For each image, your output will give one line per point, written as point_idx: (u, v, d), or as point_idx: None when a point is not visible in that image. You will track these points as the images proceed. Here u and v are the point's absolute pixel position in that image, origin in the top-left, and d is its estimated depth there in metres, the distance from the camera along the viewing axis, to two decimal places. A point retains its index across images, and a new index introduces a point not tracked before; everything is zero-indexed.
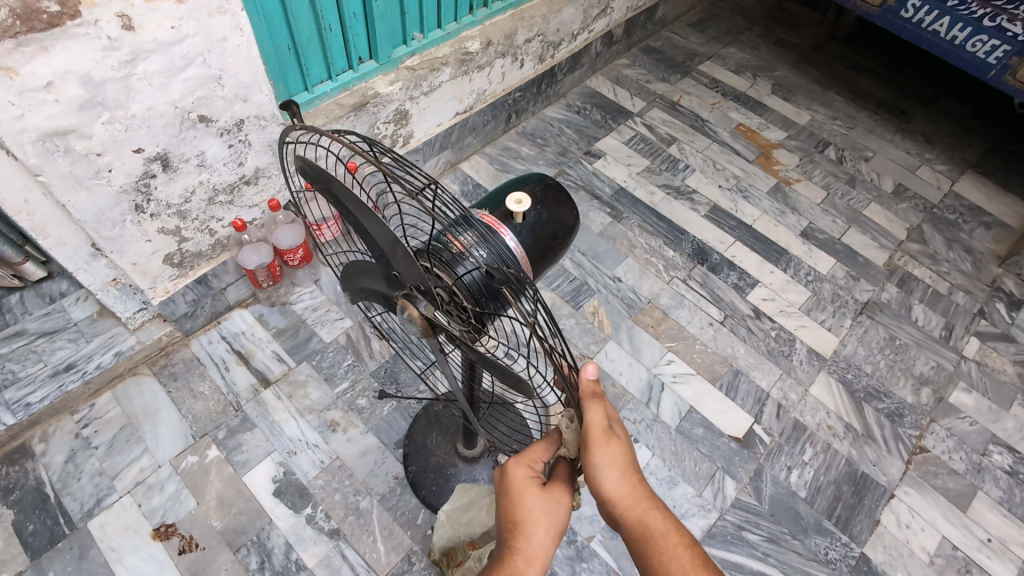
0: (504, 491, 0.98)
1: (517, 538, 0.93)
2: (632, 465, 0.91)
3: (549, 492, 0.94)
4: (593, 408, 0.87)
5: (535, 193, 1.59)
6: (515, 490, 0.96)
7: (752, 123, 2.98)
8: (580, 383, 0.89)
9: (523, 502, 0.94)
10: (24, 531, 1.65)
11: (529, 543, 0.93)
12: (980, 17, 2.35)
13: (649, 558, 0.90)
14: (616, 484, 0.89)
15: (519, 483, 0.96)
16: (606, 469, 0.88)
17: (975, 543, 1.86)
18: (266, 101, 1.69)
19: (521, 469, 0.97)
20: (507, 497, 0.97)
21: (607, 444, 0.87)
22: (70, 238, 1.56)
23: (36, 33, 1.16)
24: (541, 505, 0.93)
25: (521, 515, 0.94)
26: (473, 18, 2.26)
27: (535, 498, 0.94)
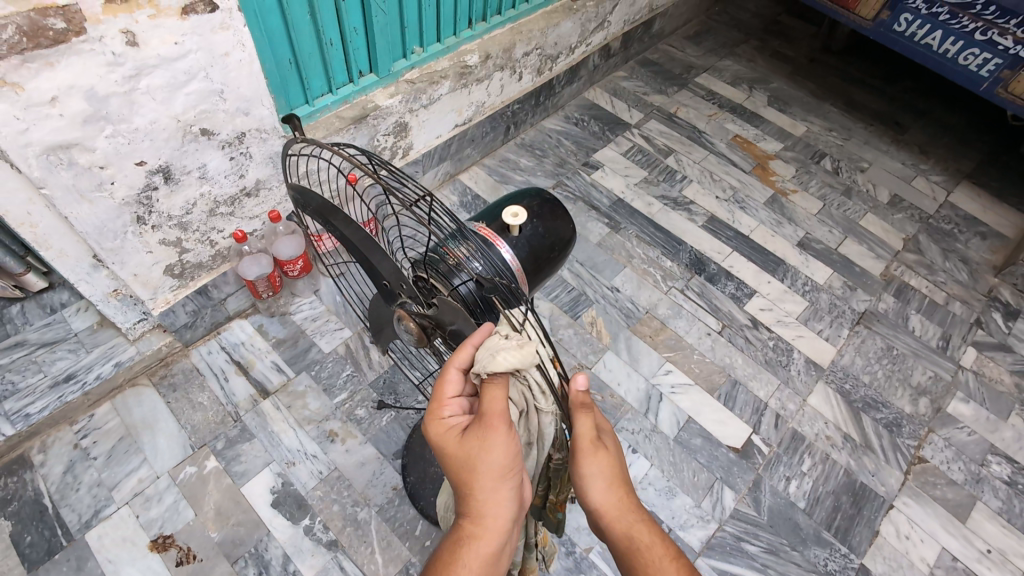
0: (435, 451, 0.92)
1: (464, 502, 0.88)
2: (621, 476, 0.92)
3: (468, 444, 0.86)
4: (582, 419, 0.87)
5: (532, 207, 1.61)
6: (444, 449, 0.90)
7: (748, 134, 3.01)
8: (570, 396, 0.89)
9: (451, 462, 0.88)
10: (22, 542, 1.65)
11: (477, 510, 0.86)
12: (972, 31, 2.38)
13: (631, 565, 0.89)
14: (600, 493, 0.90)
15: (444, 442, 0.90)
16: (591, 478, 0.89)
17: (975, 554, 1.86)
18: (267, 114, 1.71)
19: (440, 425, 0.91)
20: (441, 458, 0.91)
21: (596, 456, 0.87)
22: (72, 249, 1.58)
23: (42, 50, 1.18)
24: (468, 460, 0.86)
25: (457, 475, 0.88)
26: (472, 32, 2.29)
27: (460, 454, 0.87)
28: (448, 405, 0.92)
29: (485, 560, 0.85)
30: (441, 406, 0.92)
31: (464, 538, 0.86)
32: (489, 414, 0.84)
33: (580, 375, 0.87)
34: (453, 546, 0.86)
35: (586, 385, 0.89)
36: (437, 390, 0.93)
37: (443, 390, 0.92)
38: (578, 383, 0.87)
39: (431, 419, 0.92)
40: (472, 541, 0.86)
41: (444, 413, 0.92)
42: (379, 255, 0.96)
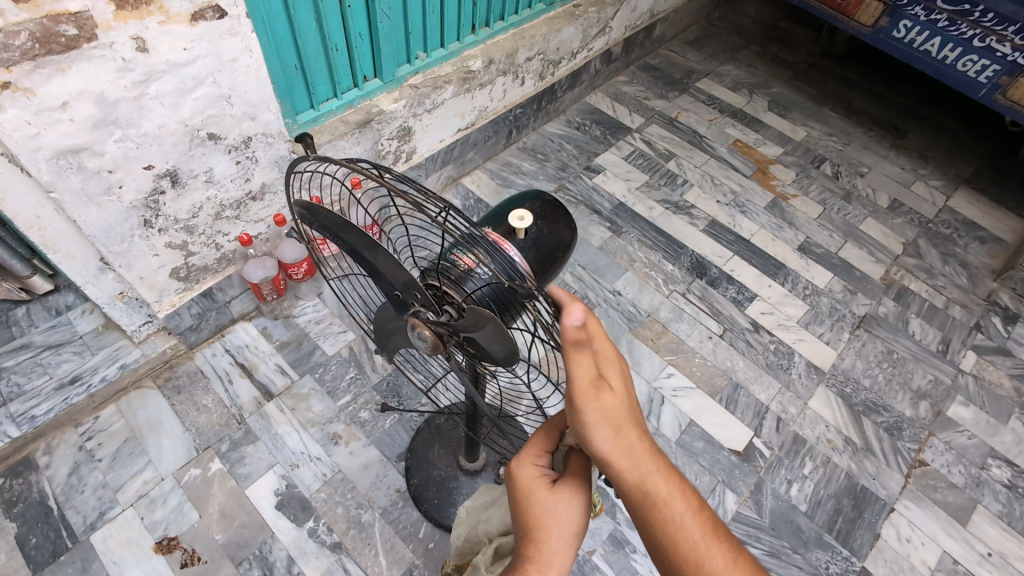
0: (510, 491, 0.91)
1: (529, 544, 0.85)
2: (628, 418, 0.81)
3: (556, 493, 0.87)
4: (576, 358, 0.78)
5: (534, 209, 1.63)
6: (524, 490, 0.88)
7: (749, 139, 3.03)
8: (564, 332, 0.76)
9: (533, 507, 0.86)
10: (27, 544, 1.65)
11: (541, 553, 0.84)
12: (970, 38, 2.40)
13: (649, 521, 0.80)
14: (606, 439, 0.80)
15: (526, 482, 0.89)
16: (591, 424, 0.79)
17: (976, 557, 1.87)
18: (274, 119, 1.73)
19: (529, 468, 0.90)
20: (515, 499, 0.89)
21: (597, 398, 0.79)
22: (79, 252, 1.59)
23: (53, 56, 1.19)
24: (550, 508, 0.86)
25: (530, 517, 0.87)
26: (475, 37, 2.31)
27: (546, 501, 0.86)
28: (541, 454, 0.93)
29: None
30: (534, 454, 0.93)
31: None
32: (579, 471, 0.89)
33: (574, 308, 0.77)
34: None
35: (581, 319, 0.77)
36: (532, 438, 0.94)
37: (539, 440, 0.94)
38: (574, 316, 0.76)
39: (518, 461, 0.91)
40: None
41: (536, 459, 0.93)
42: (392, 267, 0.98)
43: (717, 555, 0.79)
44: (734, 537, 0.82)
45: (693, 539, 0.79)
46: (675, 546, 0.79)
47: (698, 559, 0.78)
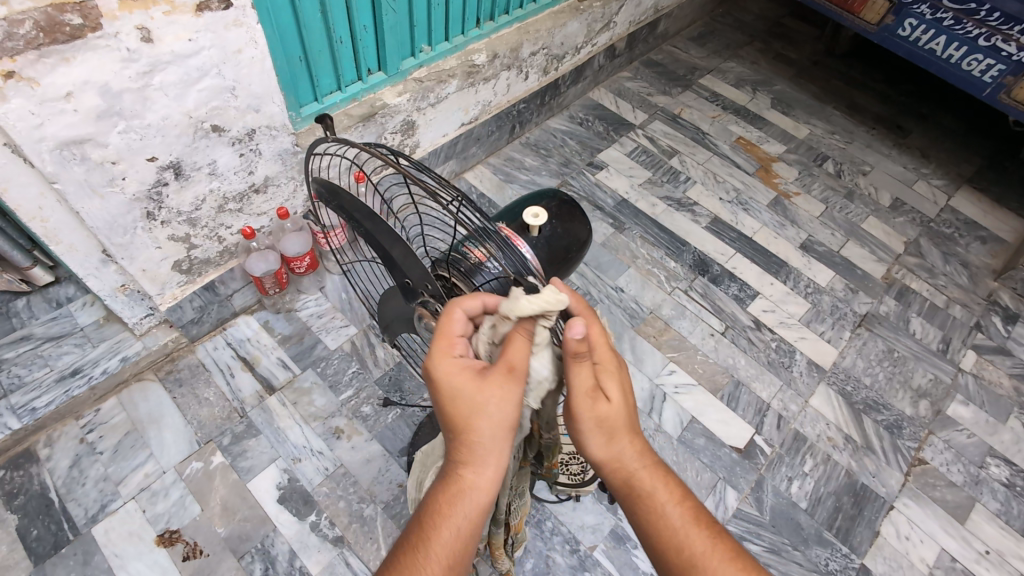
0: (436, 389, 0.90)
1: (462, 449, 0.88)
2: (623, 424, 0.92)
3: (486, 389, 0.85)
4: (577, 371, 0.89)
5: (550, 207, 1.63)
6: (449, 387, 0.88)
7: (752, 136, 3.02)
8: (565, 343, 0.87)
9: (462, 409, 0.87)
10: (28, 536, 1.65)
11: (476, 456, 0.88)
12: (976, 37, 2.40)
13: (635, 509, 0.92)
14: (599, 443, 0.92)
15: (450, 380, 0.88)
16: (587, 430, 0.91)
17: (974, 555, 1.88)
18: (278, 111, 1.71)
19: (450, 362, 0.89)
20: (441, 397, 0.89)
21: (593, 408, 0.89)
22: (82, 244, 1.58)
23: (58, 46, 1.18)
24: (479, 406, 0.85)
25: (459, 418, 0.88)
26: (480, 31, 2.30)
27: (474, 399, 0.85)
28: (457, 343, 0.91)
29: (482, 508, 0.87)
30: (451, 347, 0.91)
31: (461, 487, 0.87)
32: (515, 365, 0.84)
33: (576, 322, 0.87)
34: (452, 492, 0.87)
35: (582, 333, 0.87)
36: (444, 332, 0.91)
37: (451, 329, 0.91)
38: (575, 331, 0.86)
39: (439, 362, 0.89)
40: (469, 491, 0.87)
41: (453, 352, 0.91)
42: (404, 254, 0.98)
43: (697, 538, 0.89)
44: (715, 523, 0.92)
45: (673, 524, 0.90)
46: (655, 530, 0.90)
47: (680, 543, 0.88)
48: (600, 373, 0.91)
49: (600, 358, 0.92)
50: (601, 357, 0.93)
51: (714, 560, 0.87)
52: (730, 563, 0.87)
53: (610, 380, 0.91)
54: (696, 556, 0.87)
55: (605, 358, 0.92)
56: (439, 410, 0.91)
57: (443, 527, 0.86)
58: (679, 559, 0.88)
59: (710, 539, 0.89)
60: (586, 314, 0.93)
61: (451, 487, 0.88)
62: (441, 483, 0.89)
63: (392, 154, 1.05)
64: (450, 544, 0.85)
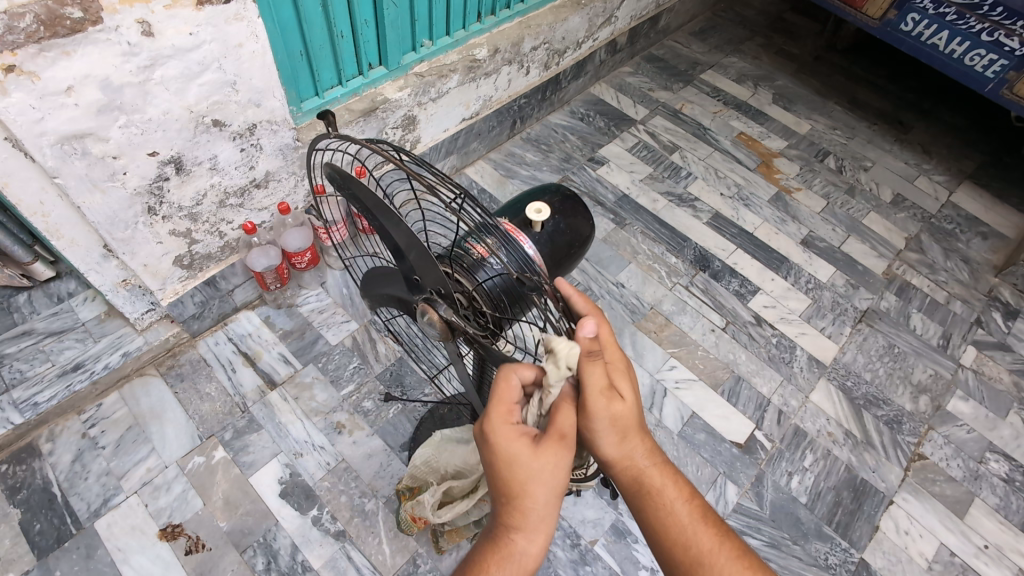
0: (492, 454, 0.87)
1: (514, 512, 0.88)
2: (633, 424, 0.93)
3: (545, 457, 0.85)
4: (591, 368, 0.88)
5: (552, 203, 1.63)
6: (506, 455, 0.86)
7: (753, 132, 3.02)
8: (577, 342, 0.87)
9: (521, 477, 0.86)
10: (31, 530, 1.65)
11: (528, 522, 0.88)
12: (979, 32, 2.39)
13: (643, 505, 0.93)
14: (611, 442, 0.92)
15: (511, 446, 0.86)
16: (601, 429, 0.91)
17: (973, 549, 1.89)
18: (278, 106, 1.71)
19: (509, 429, 0.87)
20: (496, 462, 0.87)
21: (610, 406, 0.89)
22: (82, 239, 1.58)
23: (59, 39, 1.18)
24: (538, 474, 0.85)
25: (516, 484, 0.87)
26: (481, 26, 2.29)
27: (530, 468, 0.85)
28: (514, 409, 0.89)
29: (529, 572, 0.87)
30: (508, 411, 0.89)
31: (511, 553, 0.87)
32: (567, 434, 0.86)
33: (587, 321, 0.87)
34: (501, 555, 0.87)
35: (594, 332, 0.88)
36: (500, 395, 0.89)
37: (508, 394, 0.89)
38: (587, 329, 0.86)
39: (497, 427, 0.87)
40: (519, 556, 0.87)
41: (511, 418, 0.88)
42: (413, 246, 0.98)
43: (704, 537, 0.91)
44: (722, 522, 0.94)
45: (682, 521, 0.92)
46: (665, 528, 0.92)
47: (687, 540, 0.90)
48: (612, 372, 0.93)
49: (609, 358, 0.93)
50: (610, 357, 0.95)
51: (721, 557, 0.89)
52: (738, 561, 0.89)
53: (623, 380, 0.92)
54: (704, 553, 0.90)
55: (614, 357, 0.94)
56: (490, 471, 0.89)
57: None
58: (687, 555, 0.90)
59: (716, 536, 0.92)
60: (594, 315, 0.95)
61: (499, 551, 0.87)
62: (490, 546, 0.88)
63: (394, 149, 1.05)
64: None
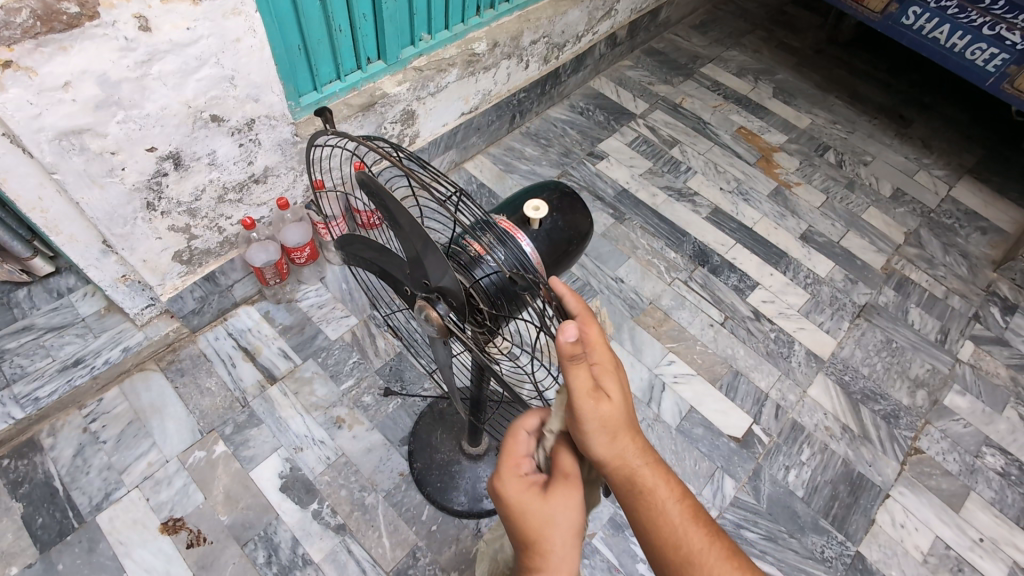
0: (504, 506, 0.95)
1: (534, 555, 0.93)
2: (624, 424, 0.91)
3: (551, 500, 0.92)
4: (576, 373, 0.86)
5: (551, 200, 1.63)
6: (518, 501, 0.93)
7: (753, 126, 3.01)
8: (559, 348, 0.83)
9: (532, 520, 0.92)
10: (33, 524, 1.67)
11: (549, 561, 0.91)
12: (980, 26, 2.38)
13: (634, 506, 0.93)
14: (602, 443, 0.90)
15: (518, 495, 0.94)
16: (592, 431, 0.89)
17: (967, 543, 1.91)
18: (277, 101, 1.71)
19: (518, 479, 0.95)
20: (509, 511, 0.94)
21: (599, 410, 0.87)
22: (82, 235, 1.58)
23: (55, 34, 1.17)
24: (548, 518, 0.92)
25: (531, 530, 0.93)
26: (480, 19, 2.28)
27: (543, 509, 0.92)
28: (522, 461, 0.98)
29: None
30: (516, 464, 0.98)
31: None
32: (570, 473, 0.93)
33: (569, 325, 0.82)
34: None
35: (575, 335, 0.83)
36: (508, 450, 0.99)
37: (516, 449, 0.99)
38: (567, 334, 0.81)
39: (506, 479, 0.96)
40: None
41: (519, 471, 0.97)
42: (410, 240, 0.99)
43: (693, 535, 0.92)
44: (712, 522, 0.95)
45: (673, 520, 0.92)
46: (655, 527, 0.92)
47: (677, 541, 0.91)
48: (599, 373, 0.90)
49: (597, 359, 0.90)
50: (598, 359, 0.91)
51: (711, 557, 0.90)
52: (726, 560, 0.91)
53: (610, 379, 0.90)
54: (694, 553, 0.91)
55: (602, 359, 0.91)
56: (507, 521, 0.96)
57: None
58: (677, 555, 0.91)
59: (707, 535, 0.93)
60: (582, 316, 0.89)
61: None
62: None
63: (391, 146, 1.07)
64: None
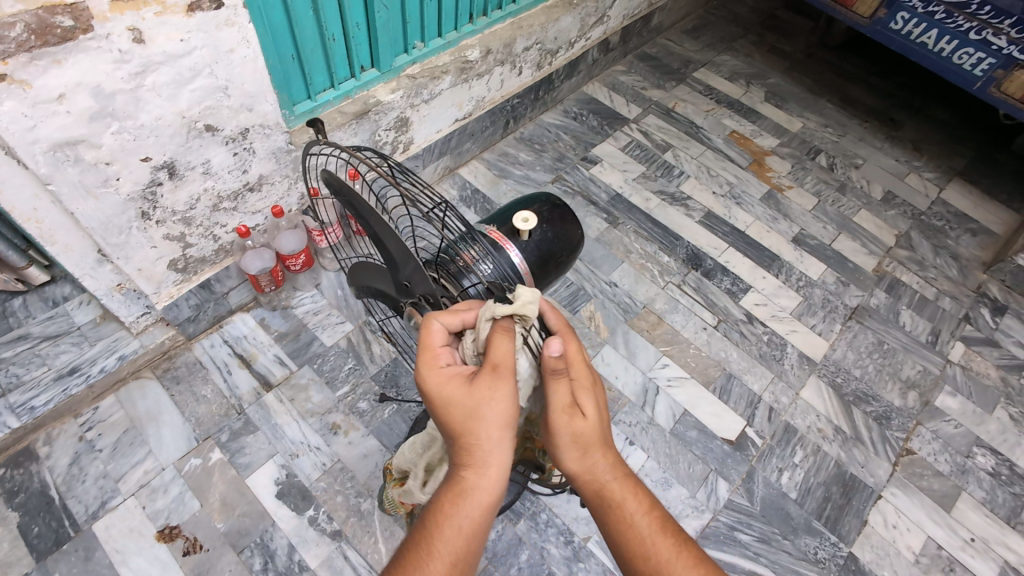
0: (428, 399, 0.95)
1: (462, 452, 0.92)
2: (597, 441, 0.96)
3: (476, 394, 0.90)
4: (554, 388, 0.94)
5: (542, 211, 1.65)
6: (444, 397, 0.93)
7: (745, 130, 3.03)
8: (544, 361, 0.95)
9: (455, 411, 0.92)
10: (29, 533, 1.67)
11: (477, 458, 0.92)
12: (967, 31, 2.41)
13: (604, 517, 0.96)
14: (573, 457, 0.96)
15: (442, 390, 0.93)
16: (563, 445, 0.96)
17: (959, 543, 1.92)
18: (271, 110, 1.72)
19: (440, 373, 0.95)
20: (436, 406, 0.94)
21: (570, 425, 0.94)
22: (77, 244, 1.59)
23: (50, 48, 1.18)
24: (473, 410, 0.90)
25: (456, 424, 0.92)
26: (473, 26, 2.29)
27: (467, 404, 0.91)
28: (440, 353, 0.96)
29: (487, 506, 0.91)
30: (435, 356, 0.96)
31: (465, 490, 0.91)
32: (499, 364, 0.91)
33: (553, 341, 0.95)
34: (456, 495, 0.91)
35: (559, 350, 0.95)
36: (425, 341, 0.97)
37: (431, 340, 0.97)
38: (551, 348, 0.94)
39: (428, 371, 0.95)
40: (472, 492, 0.91)
41: (439, 363, 0.96)
42: (397, 249, 1.03)
43: (662, 547, 0.92)
44: (681, 531, 0.95)
45: (641, 533, 0.93)
46: (624, 539, 0.94)
47: (645, 552, 0.91)
48: (577, 389, 0.96)
49: (577, 375, 0.97)
50: (578, 374, 0.98)
51: (678, 566, 0.91)
52: (693, 568, 0.91)
53: (586, 396, 0.95)
54: (662, 563, 0.91)
55: (581, 374, 0.97)
56: (437, 419, 0.95)
57: (448, 536, 0.88)
58: (645, 566, 0.91)
59: (674, 545, 0.93)
60: (564, 331, 1.01)
61: (455, 489, 0.91)
62: (443, 488, 0.93)
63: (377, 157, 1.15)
64: (452, 548, 0.87)
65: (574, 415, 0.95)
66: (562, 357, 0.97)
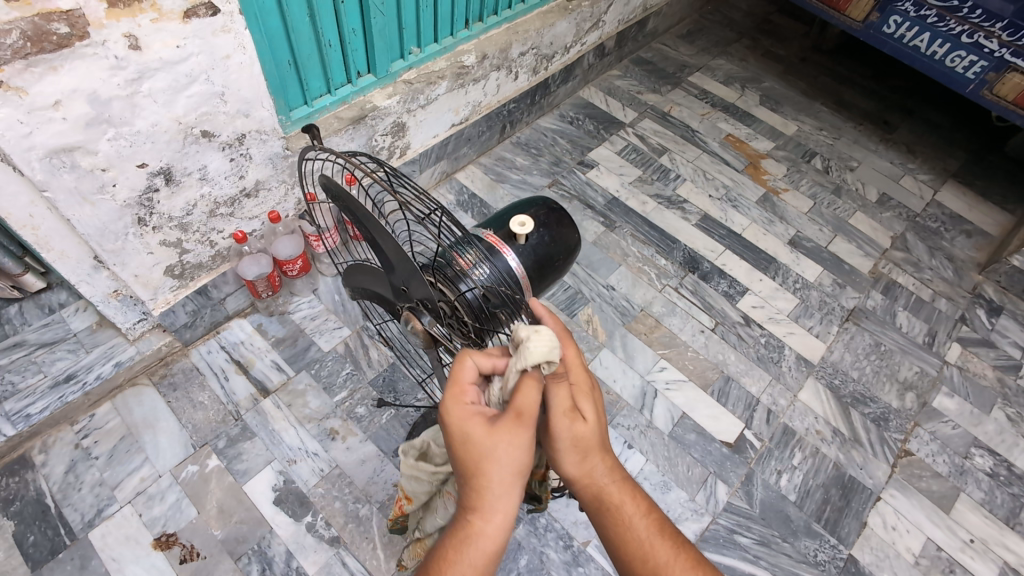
0: (447, 432, 0.94)
1: (472, 494, 0.91)
2: (596, 444, 0.96)
3: (496, 436, 0.89)
4: (555, 391, 0.94)
5: (539, 215, 1.65)
6: (462, 432, 0.92)
7: (740, 133, 3.05)
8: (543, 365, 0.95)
9: (473, 450, 0.90)
10: (24, 542, 1.66)
11: (485, 503, 0.91)
12: (958, 34, 2.42)
13: (603, 520, 0.96)
14: (572, 461, 0.96)
15: (462, 424, 0.92)
16: (563, 448, 0.95)
17: (958, 544, 1.92)
18: (267, 115, 1.72)
19: (463, 408, 0.94)
20: (455, 441, 0.93)
21: (571, 429, 0.94)
22: (73, 251, 1.58)
23: (45, 55, 1.18)
24: (489, 452, 0.89)
25: (471, 463, 0.91)
26: (468, 32, 2.31)
27: (484, 445, 0.90)
28: (468, 390, 0.96)
29: (490, 555, 0.89)
30: (463, 392, 0.95)
31: (470, 535, 0.89)
32: (523, 412, 0.89)
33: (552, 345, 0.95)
34: (461, 539, 0.89)
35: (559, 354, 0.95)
36: (455, 374, 0.97)
37: (462, 375, 0.96)
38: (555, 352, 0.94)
39: (452, 404, 0.94)
40: (477, 538, 0.89)
41: (465, 399, 0.95)
42: (394, 254, 1.03)
43: (661, 549, 0.93)
44: (679, 534, 0.96)
45: (641, 536, 0.94)
46: (622, 542, 0.94)
47: (644, 554, 0.92)
48: (577, 394, 0.97)
49: (576, 380, 0.98)
50: (576, 379, 0.99)
51: (677, 569, 0.92)
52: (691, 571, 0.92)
53: (586, 401, 0.96)
54: (661, 565, 0.91)
55: (579, 379, 0.98)
56: (453, 451, 0.95)
57: None
58: (645, 568, 0.91)
59: (672, 547, 0.94)
60: (563, 336, 1.00)
61: (460, 533, 0.90)
62: (448, 530, 0.92)
63: (373, 161, 1.14)
64: None
65: (574, 419, 0.95)
66: (562, 363, 0.97)
